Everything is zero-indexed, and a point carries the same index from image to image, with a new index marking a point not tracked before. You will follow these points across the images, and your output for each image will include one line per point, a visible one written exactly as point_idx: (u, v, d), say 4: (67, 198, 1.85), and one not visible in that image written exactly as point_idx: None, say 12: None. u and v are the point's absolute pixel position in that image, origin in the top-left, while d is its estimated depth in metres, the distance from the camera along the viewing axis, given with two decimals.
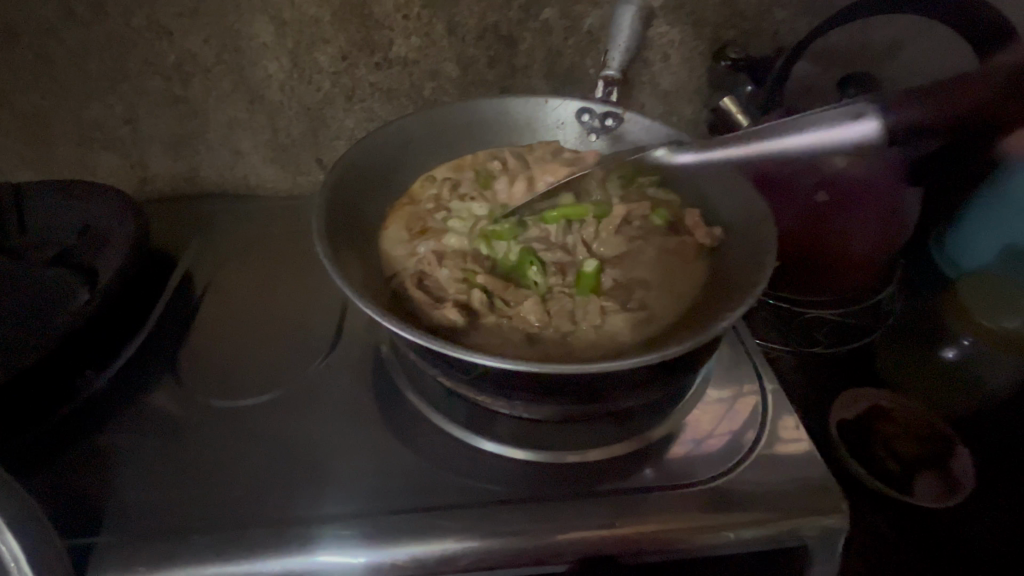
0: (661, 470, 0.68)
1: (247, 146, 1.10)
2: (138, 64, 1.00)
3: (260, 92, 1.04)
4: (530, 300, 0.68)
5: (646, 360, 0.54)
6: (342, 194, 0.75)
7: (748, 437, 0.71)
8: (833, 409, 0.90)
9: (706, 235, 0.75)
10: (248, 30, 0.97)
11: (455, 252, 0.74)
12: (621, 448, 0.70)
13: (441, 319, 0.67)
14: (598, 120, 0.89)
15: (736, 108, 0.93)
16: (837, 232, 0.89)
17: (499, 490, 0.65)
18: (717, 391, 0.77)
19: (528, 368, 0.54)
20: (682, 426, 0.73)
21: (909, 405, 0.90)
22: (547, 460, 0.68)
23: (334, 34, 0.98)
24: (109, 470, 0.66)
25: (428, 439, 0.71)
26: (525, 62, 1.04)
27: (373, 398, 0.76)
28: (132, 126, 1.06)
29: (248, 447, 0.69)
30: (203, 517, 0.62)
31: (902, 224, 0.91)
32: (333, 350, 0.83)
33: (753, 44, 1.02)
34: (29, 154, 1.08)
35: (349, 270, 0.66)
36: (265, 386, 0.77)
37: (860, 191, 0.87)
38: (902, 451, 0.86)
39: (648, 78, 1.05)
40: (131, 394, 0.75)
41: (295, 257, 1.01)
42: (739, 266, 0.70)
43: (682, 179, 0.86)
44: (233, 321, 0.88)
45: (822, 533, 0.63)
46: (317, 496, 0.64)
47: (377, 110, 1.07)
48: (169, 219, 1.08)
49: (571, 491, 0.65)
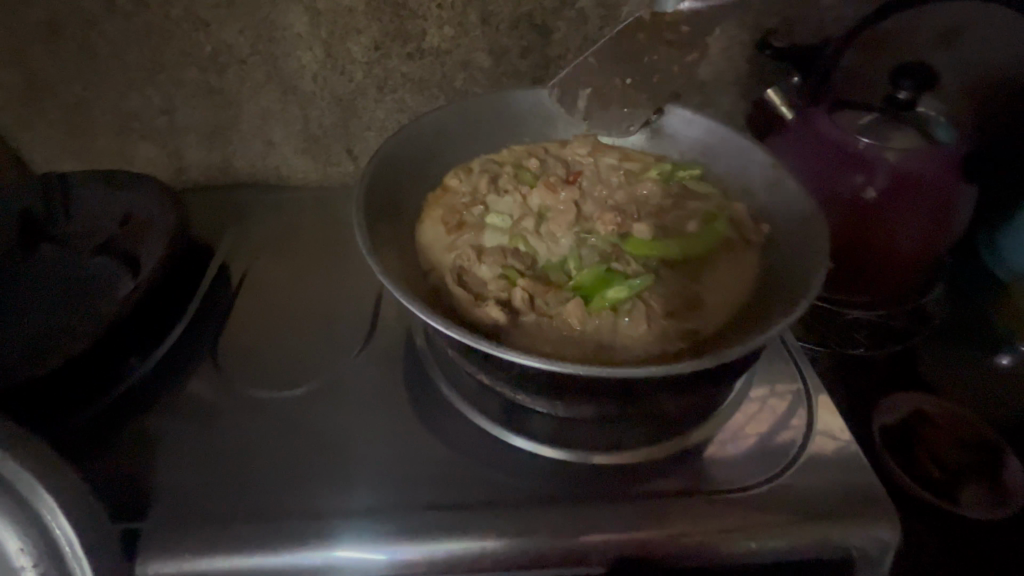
0: (699, 473, 0.67)
1: (280, 136, 1.11)
2: (176, 54, 1.01)
3: (294, 83, 1.04)
4: (574, 301, 0.66)
5: (695, 365, 0.53)
6: (378, 189, 0.74)
7: (787, 439, 0.70)
8: (875, 413, 0.86)
9: (753, 232, 0.74)
10: (283, 20, 0.97)
11: (493, 247, 0.73)
12: (658, 450, 0.69)
13: (483, 317, 0.66)
14: None
15: (782, 99, 0.93)
16: (883, 229, 0.87)
17: (534, 490, 0.65)
18: (755, 392, 0.76)
19: (573, 370, 0.53)
20: (720, 429, 0.71)
21: (955, 412, 0.86)
22: (582, 460, 0.68)
23: (368, 25, 0.97)
24: (153, 456, 0.68)
25: (462, 435, 0.71)
26: (558, 52, 1.02)
27: (406, 391, 0.77)
28: (169, 116, 1.08)
29: (286, 439, 0.70)
30: (242, 506, 0.63)
31: (954, 221, 0.88)
32: (366, 344, 0.83)
33: (797, 33, 0.98)
34: (71, 143, 1.10)
35: (390, 266, 0.65)
36: (301, 377, 0.78)
37: (912, 187, 0.84)
38: (948, 459, 0.82)
39: None
40: (172, 382, 0.77)
41: (327, 249, 1.01)
42: (788, 265, 0.68)
43: (722, 176, 0.84)
44: (269, 311, 0.89)
45: (866, 543, 0.61)
46: (351, 489, 0.65)
47: (408, 101, 1.07)
48: (204, 209, 1.09)
49: (607, 493, 0.64)
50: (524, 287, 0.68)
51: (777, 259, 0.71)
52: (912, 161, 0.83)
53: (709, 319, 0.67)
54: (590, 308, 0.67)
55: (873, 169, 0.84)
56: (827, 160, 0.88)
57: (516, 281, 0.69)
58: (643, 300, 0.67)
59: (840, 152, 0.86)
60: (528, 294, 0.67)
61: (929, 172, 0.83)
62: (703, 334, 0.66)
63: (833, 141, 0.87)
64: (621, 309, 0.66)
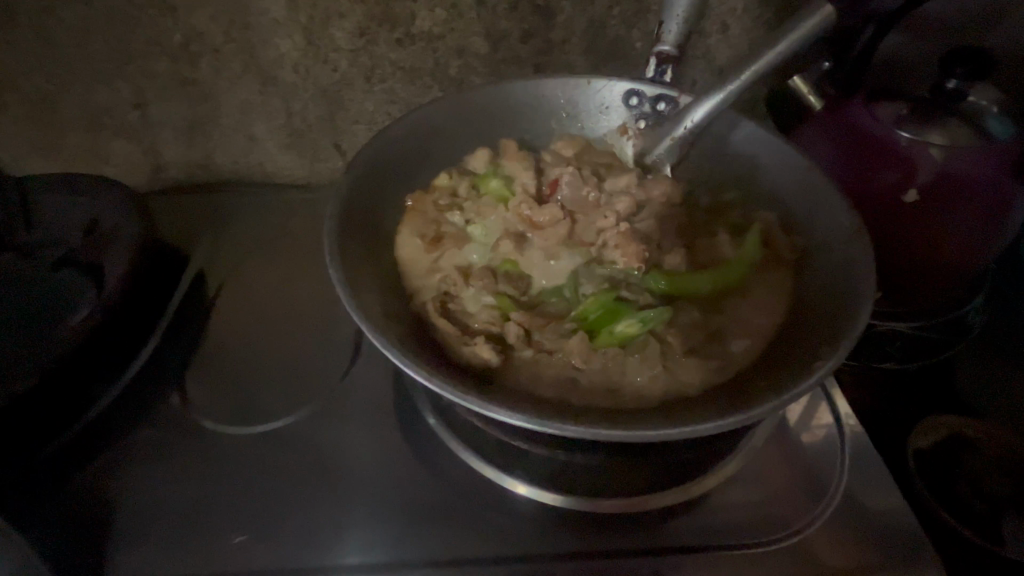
0: (721, 524, 0.60)
1: (262, 131, 1.02)
2: (143, 43, 0.92)
3: (274, 74, 0.95)
4: (576, 338, 0.58)
5: (719, 429, 0.46)
6: (354, 206, 0.66)
7: (821, 483, 0.62)
8: (912, 437, 0.78)
9: (786, 247, 0.66)
10: (258, 4, 0.88)
11: (485, 271, 0.66)
12: (672, 495, 0.61)
13: (472, 357, 0.59)
14: (648, 104, 0.78)
15: (809, 87, 0.85)
16: (923, 237, 0.78)
17: (534, 541, 0.59)
18: (782, 424, 0.68)
19: (577, 434, 0.46)
20: (742, 466, 0.64)
21: (998, 434, 0.79)
22: (587, 506, 0.61)
23: (352, 8, 0.88)
24: (118, 498, 0.62)
25: (454, 474, 0.65)
26: (562, 35, 0.92)
27: (396, 420, 0.70)
28: (141, 111, 0.99)
29: (262, 480, 0.64)
30: (212, 561, 0.57)
31: (1007, 227, 0.78)
32: (354, 362, 0.76)
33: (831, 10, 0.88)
34: (39, 141, 1.03)
35: (367, 299, 0.58)
36: (281, 408, 0.71)
37: (961, 191, 0.74)
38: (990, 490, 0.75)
39: (705, 53, 0.91)
40: (143, 410, 0.71)
41: (313, 255, 0.94)
42: (827, 293, 0.60)
43: (746, 176, 0.75)
44: (248, 324, 0.83)
45: None
46: (330, 540, 0.59)
47: (399, 92, 0.98)
48: (183, 212, 1.01)
49: (614, 543, 0.58)
50: (519, 320, 0.60)
51: (811, 283, 0.63)
52: (961, 161, 0.73)
53: (729, 352, 0.60)
54: (595, 344, 0.59)
55: (915, 170, 0.75)
56: (862, 157, 0.79)
57: (509, 314, 0.62)
58: (655, 335, 0.60)
59: (877, 149, 0.77)
60: (524, 329, 0.60)
61: (978, 175, 0.73)
62: (724, 370, 0.59)
63: (869, 136, 0.77)
64: (630, 346, 0.59)
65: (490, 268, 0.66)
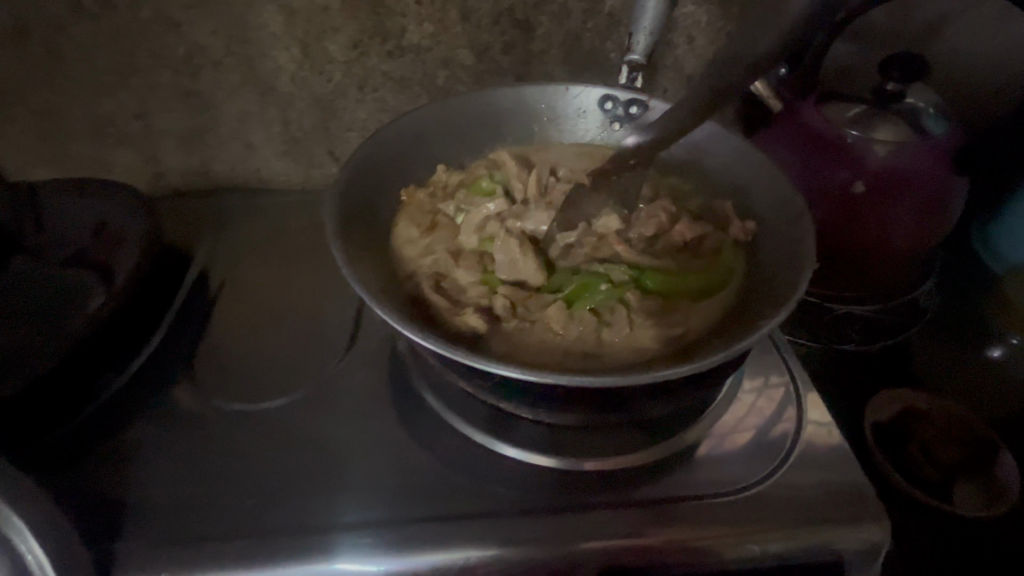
0: (690, 479, 0.65)
1: (260, 139, 1.08)
2: (148, 57, 0.98)
3: (271, 84, 1.01)
4: (553, 307, 0.65)
5: (677, 373, 0.52)
6: (354, 194, 0.72)
7: (782, 444, 0.69)
8: (867, 409, 0.85)
9: (739, 229, 0.73)
10: (258, 19, 0.94)
11: (473, 254, 0.73)
12: (645, 456, 0.67)
13: (462, 326, 0.65)
14: (621, 108, 0.85)
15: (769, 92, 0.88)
16: (876, 227, 0.84)
17: (519, 498, 0.64)
18: (746, 395, 0.74)
19: (553, 381, 0.52)
20: (710, 431, 0.70)
21: (949, 406, 0.85)
22: (569, 466, 0.66)
23: (345, 23, 0.95)
24: (128, 473, 0.67)
25: (446, 443, 0.70)
26: (541, 47, 0.99)
27: (391, 397, 0.76)
28: (144, 121, 1.05)
29: (266, 452, 0.69)
30: (223, 522, 0.62)
31: (946, 218, 0.86)
32: (351, 349, 0.82)
33: None
34: (44, 151, 1.07)
35: (366, 275, 0.64)
36: (284, 389, 0.77)
37: (904, 182, 0.82)
38: (942, 456, 0.81)
39: (672, 62, 0.99)
40: (149, 396, 0.75)
41: (310, 253, 0.99)
42: (777, 263, 0.67)
43: (710, 171, 0.82)
44: (251, 317, 0.88)
45: (861, 547, 0.61)
46: (333, 502, 0.63)
47: (390, 100, 1.04)
48: (183, 216, 1.07)
49: (592, 498, 0.64)
50: (506, 295, 0.67)
51: (763, 257, 0.70)
52: (901, 156, 0.81)
53: (690, 321, 0.67)
54: (572, 314, 0.65)
55: (861, 164, 0.82)
56: (815, 155, 0.86)
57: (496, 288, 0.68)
58: (622, 302, 0.66)
59: (827, 147, 0.84)
60: (509, 301, 0.66)
61: (918, 166, 0.81)
62: (686, 337, 0.65)
63: (819, 136, 0.85)
64: (605, 315, 0.65)
65: (477, 252, 0.73)
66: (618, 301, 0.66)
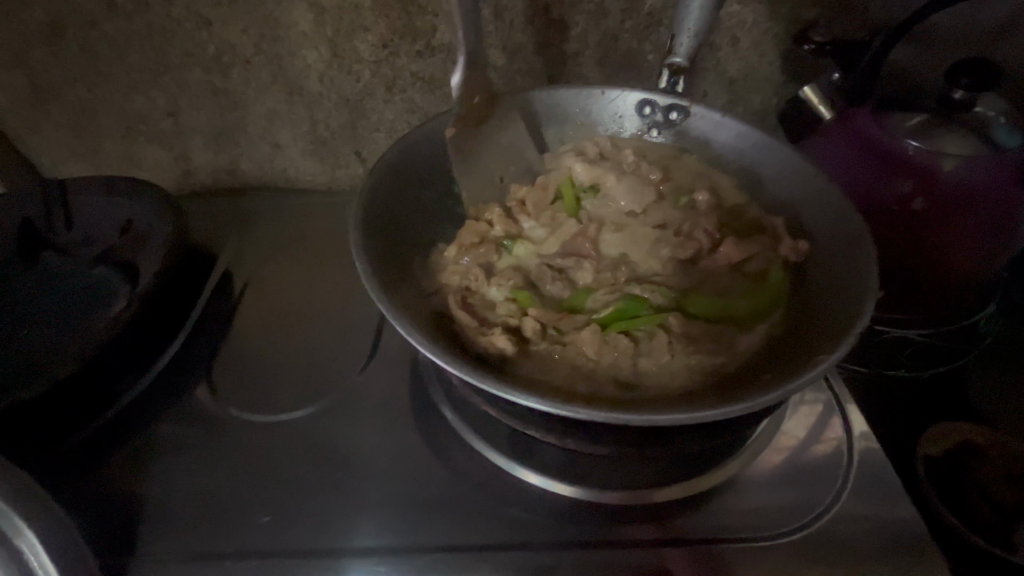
0: (726, 516, 0.61)
1: (287, 138, 1.07)
2: (179, 55, 0.97)
3: (300, 83, 1.00)
4: (588, 329, 0.61)
5: (724, 414, 0.48)
6: (382, 202, 0.70)
7: (828, 480, 0.64)
8: (920, 443, 0.79)
9: (788, 248, 0.68)
10: (288, 18, 0.93)
11: (507, 270, 0.70)
12: (677, 488, 0.63)
13: (489, 347, 0.62)
14: (661, 113, 0.81)
15: (819, 98, 0.85)
16: (937, 246, 0.78)
17: (543, 528, 0.61)
18: (789, 423, 0.69)
19: (587, 417, 0.48)
20: (747, 463, 0.65)
21: (1009, 443, 0.79)
22: (595, 497, 0.63)
23: (375, 22, 0.92)
24: (146, 480, 0.66)
25: (468, 464, 0.67)
26: (576, 47, 0.95)
27: (411, 412, 0.73)
28: (174, 118, 1.05)
29: (283, 466, 0.67)
30: (238, 539, 0.60)
31: (1015, 238, 0.79)
32: (372, 356, 0.80)
33: (839, 24, 0.90)
34: (78, 147, 1.08)
35: (390, 289, 0.61)
36: (303, 398, 0.75)
37: (971, 199, 0.75)
38: (1003, 498, 0.75)
39: (714, 64, 0.94)
40: (171, 400, 0.75)
41: (333, 256, 0.97)
42: (832, 289, 0.61)
43: (754, 183, 0.77)
44: (272, 321, 0.86)
45: None
46: (351, 524, 0.61)
47: (418, 101, 1.02)
48: (210, 214, 1.06)
49: (619, 532, 0.60)
50: (537, 318, 0.64)
51: (815, 281, 0.65)
52: (970, 170, 0.74)
53: (734, 349, 0.62)
54: (605, 338, 0.62)
55: (923, 178, 0.76)
56: (871, 165, 0.79)
57: (527, 308, 0.65)
58: (661, 327, 0.62)
59: (885, 158, 0.78)
60: (539, 324, 0.63)
61: (988, 183, 0.74)
62: (729, 367, 0.61)
63: (877, 145, 0.78)
64: (641, 342, 0.62)
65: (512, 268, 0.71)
66: (658, 325, 0.63)
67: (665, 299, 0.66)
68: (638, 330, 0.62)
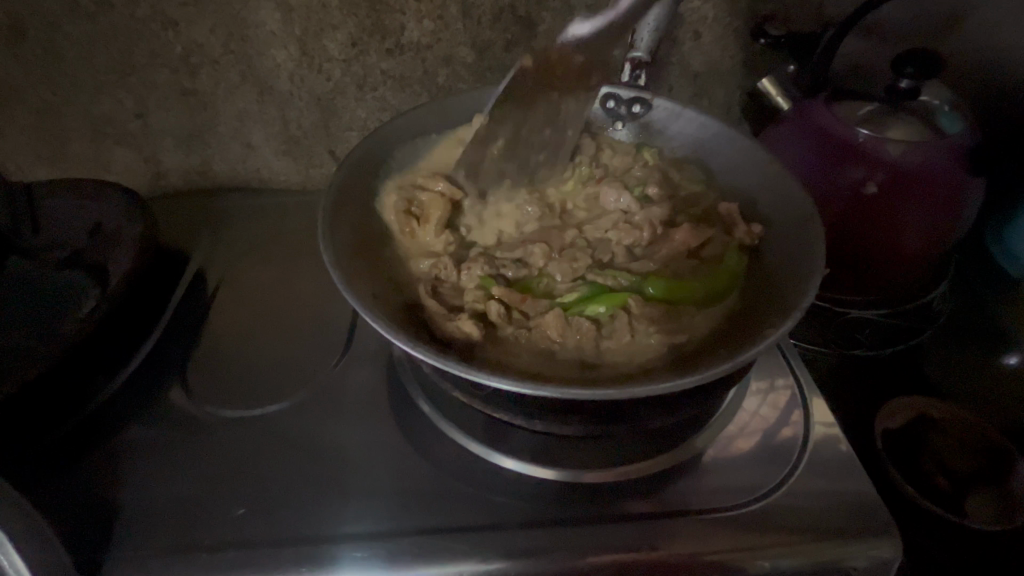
0: (693, 491, 0.64)
1: (259, 138, 1.07)
2: (145, 55, 0.96)
3: (270, 83, 1.00)
4: (552, 314, 0.63)
5: (679, 386, 0.51)
6: (349, 198, 0.71)
7: (788, 454, 0.66)
8: (877, 417, 0.83)
9: (745, 232, 0.71)
10: (255, 17, 0.93)
11: (478, 258, 0.71)
12: (646, 466, 0.66)
13: (456, 332, 0.63)
14: (624, 106, 0.84)
15: (776, 90, 0.89)
16: (888, 228, 0.82)
17: (517, 509, 0.62)
18: (751, 403, 0.72)
19: (550, 393, 0.51)
20: (713, 440, 0.68)
21: (962, 415, 0.83)
22: (567, 477, 0.65)
23: (343, 20, 0.93)
24: (120, 480, 0.66)
25: (444, 452, 0.69)
26: (544, 44, 0.97)
27: (388, 404, 0.74)
28: (143, 120, 1.04)
29: (260, 460, 0.67)
30: (215, 533, 0.61)
31: (960, 219, 0.83)
32: (347, 351, 0.81)
33: (794, 19, 0.93)
34: (44, 151, 1.07)
35: (359, 282, 0.62)
36: (279, 394, 0.75)
37: (917, 183, 0.78)
38: (956, 467, 0.78)
39: (678, 59, 0.97)
40: (144, 401, 0.75)
41: (308, 255, 0.98)
42: (784, 268, 0.65)
43: (715, 171, 0.80)
44: (247, 319, 0.87)
45: (871, 563, 0.59)
46: (328, 514, 0.62)
47: (389, 99, 1.02)
48: (181, 216, 1.05)
49: (591, 511, 0.62)
50: (502, 302, 0.66)
51: (769, 262, 0.68)
52: (915, 155, 0.78)
53: (694, 329, 0.65)
54: (569, 320, 0.64)
55: (873, 164, 0.79)
56: (825, 153, 0.82)
57: (493, 293, 0.67)
58: (623, 309, 0.65)
59: (837, 146, 0.81)
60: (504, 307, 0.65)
61: (932, 167, 0.78)
62: (689, 345, 0.64)
63: (829, 134, 0.82)
64: (603, 323, 0.64)
65: (482, 256, 0.72)
66: (621, 308, 0.65)
67: (629, 282, 0.68)
68: (598, 311, 0.64)
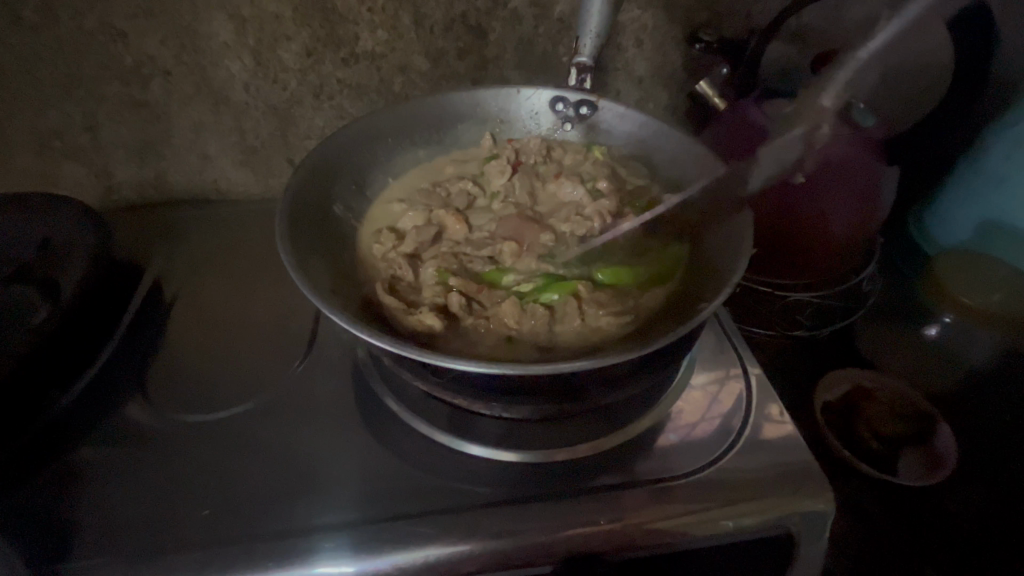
0: (647, 461, 0.68)
1: (214, 149, 1.07)
2: (92, 68, 0.95)
3: (225, 94, 1.00)
4: (506, 301, 0.69)
5: (622, 357, 0.55)
6: (307, 198, 0.73)
7: (734, 422, 0.72)
8: (817, 391, 0.90)
9: (683, 221, 0.77)
10: (207, 28, 0.94)
11: (442, 254, 0.77)
12: (603, 443, 0.69)
13: (418, 325, 0.66)
14: (572, 109, 0.88)
15: (713, 91, 0.94)
16: (820, 216, 0.87)
17: (482, 493, 0.65)
18: (701, 382, 0.77)
19: (502, 370, 0.54)
20: (666, 418, 0.73)
21: (894, 385, 0.89)
22: (529, 458, 0.68)
23: (297, 31, 0.95)
24: (78, 491, 0.66)
25: (410, 444, 0.70)
26: (495, 52, 1.01)
27: (354, 402, 0.75)
28: (92, 133, 1.02)
29: (222, 462, 0.68)
30: (178, 536, 0.61)
31: (880, 205, 0.90)
32: (310, 354, 0.81)
33: (726, 27, 1.01)
34: None
35: (315, 280, 0.64)
36: (242, 396, 0.76)
37: (839, 173, 0.86)
38: (888, 432, 0.86)
39: (622, 64, 1.03)
40: (101, 412, 0.74)
41: (268, 264, 0.98)
42: (717, 251, 0.69)
43: (658, 166, 0.85)
44: (209, 327, 0.87)
45: (808, 519, 0.64)
46: (296, 510, 0.63)
47: (347, 108, 1.05)
48: (136, 229, 1.04)
49: (553, 489, 0.65)
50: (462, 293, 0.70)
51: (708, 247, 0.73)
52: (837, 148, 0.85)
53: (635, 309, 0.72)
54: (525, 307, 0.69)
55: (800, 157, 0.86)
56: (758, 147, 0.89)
57: (451, 285, 0.72)
58: (574, 295, 0.70)
59: (768, 140, 0.88)
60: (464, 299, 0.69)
61: (851, 158, 0.85)
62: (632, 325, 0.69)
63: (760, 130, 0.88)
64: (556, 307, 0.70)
65: (447, 253, 0.77)
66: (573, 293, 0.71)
67: (579, 272, 0.76)
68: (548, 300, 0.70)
